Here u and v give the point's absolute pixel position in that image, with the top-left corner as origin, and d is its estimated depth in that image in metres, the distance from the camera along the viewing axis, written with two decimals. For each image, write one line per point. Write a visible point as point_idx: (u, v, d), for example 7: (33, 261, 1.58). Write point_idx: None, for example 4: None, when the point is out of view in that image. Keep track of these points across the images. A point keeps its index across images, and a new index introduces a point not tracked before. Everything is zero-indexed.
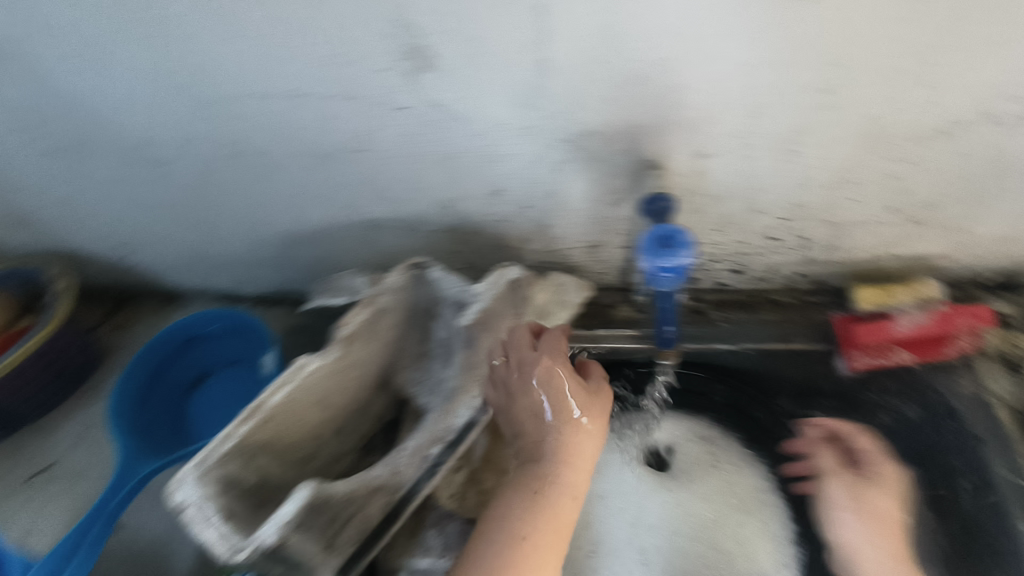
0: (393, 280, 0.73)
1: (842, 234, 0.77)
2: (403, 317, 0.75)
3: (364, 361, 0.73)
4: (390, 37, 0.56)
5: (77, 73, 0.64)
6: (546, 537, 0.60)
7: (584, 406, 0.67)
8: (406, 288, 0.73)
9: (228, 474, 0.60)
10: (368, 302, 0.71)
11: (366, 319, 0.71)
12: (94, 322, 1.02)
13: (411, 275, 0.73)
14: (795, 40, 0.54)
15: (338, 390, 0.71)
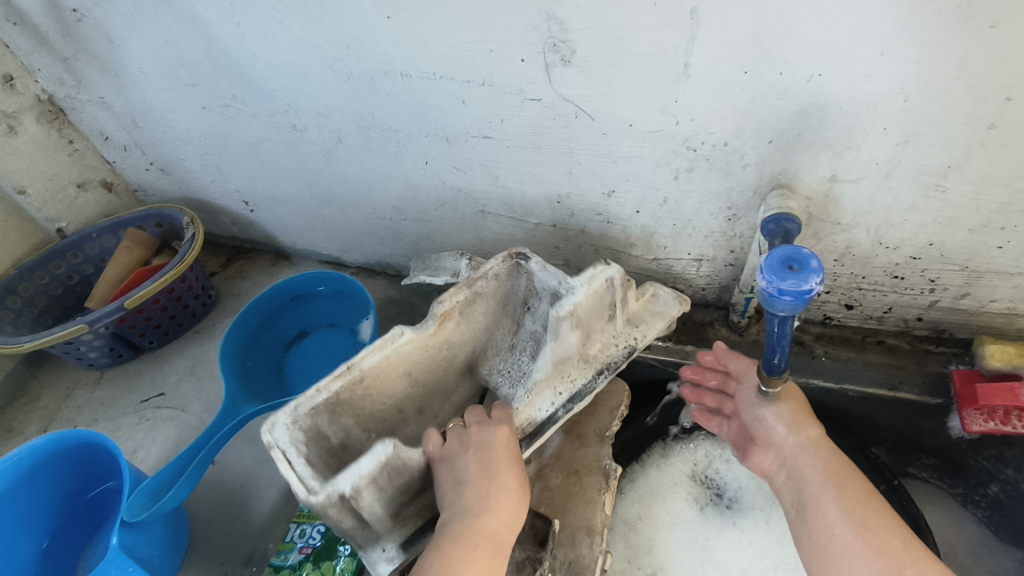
0: (496, 269, 0.71)
1: (978, 282, 0.71)
2: (496, 303, 0.73)
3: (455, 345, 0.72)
4: (536, 29, 0.57)
5: (243, 37, 0.69)
6: None
7: (506, 456, 0.61)
8: (505, 276, 0.72)
9: (317, 426, 0.60)
10: (468, 282, 0.70)
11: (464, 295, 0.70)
12: (212, 269, 1.10)
13: (514, 264, 0.72)
14: (965, 69, 0.50)
15: (427, 369, 0.71)
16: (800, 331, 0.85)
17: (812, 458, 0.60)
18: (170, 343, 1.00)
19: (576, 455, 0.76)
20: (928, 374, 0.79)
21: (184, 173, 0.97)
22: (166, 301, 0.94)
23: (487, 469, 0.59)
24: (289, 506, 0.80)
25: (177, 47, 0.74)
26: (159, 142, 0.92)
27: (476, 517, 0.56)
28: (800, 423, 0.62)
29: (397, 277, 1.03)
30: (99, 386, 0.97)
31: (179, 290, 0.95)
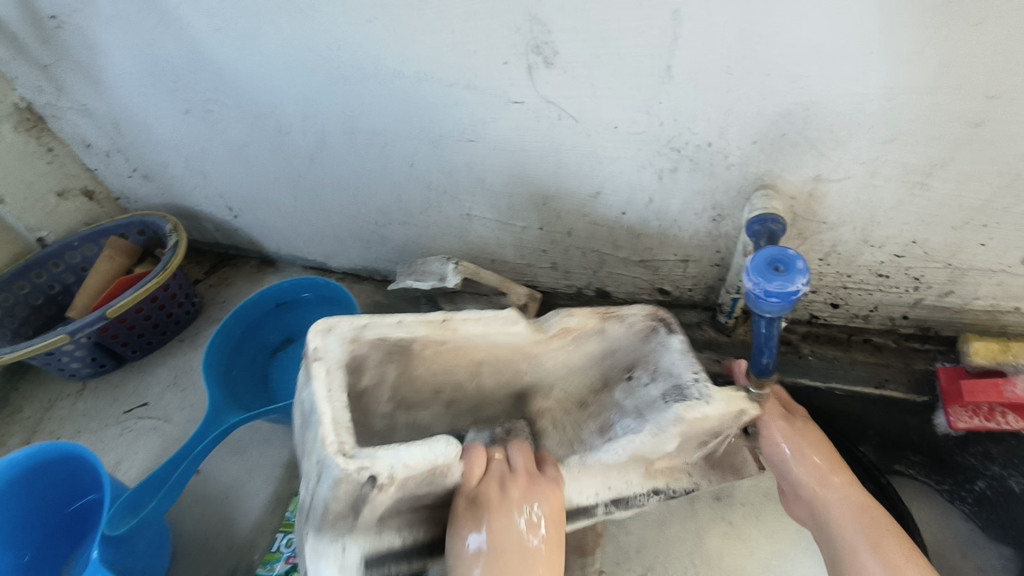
0: (639, 319, 0.61)
1: (962, 280, 0.71)
2: (599, 350, 0.64)
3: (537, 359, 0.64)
4: (519, 30, 0.57)
5: (225, 40, 0.69)
6: None
7: (547, 540, 0.51)
8: (640, 334, 0.62)
9: (365, 358, 0.55)
10: (608, 314, 0.61)
11: (596, 325, 0.61)
12: (196, 277, 1.09)
13: (654, 327, 0.61)
14: (946, 69, 0.51)
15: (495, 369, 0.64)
16: (787, 331, 0.85)
17: (845, 524, 0.56)
18: (153, 353, 0.99)
19: None
20: (914, 372, 0.80)
21: (167, 179, 0.96)
22: (149, 309, 0.93)
23: (521, 551, 0.50)
24: (275, 515, 0.79)
25: (159, 51, 0.73)
26: (142, 147, 0.91)
27: None
28: (828, 477, 0.59)
29: (384, 282, 1.03)
30: (82, 398, 0.95)
31: (162, 299, 0.94)
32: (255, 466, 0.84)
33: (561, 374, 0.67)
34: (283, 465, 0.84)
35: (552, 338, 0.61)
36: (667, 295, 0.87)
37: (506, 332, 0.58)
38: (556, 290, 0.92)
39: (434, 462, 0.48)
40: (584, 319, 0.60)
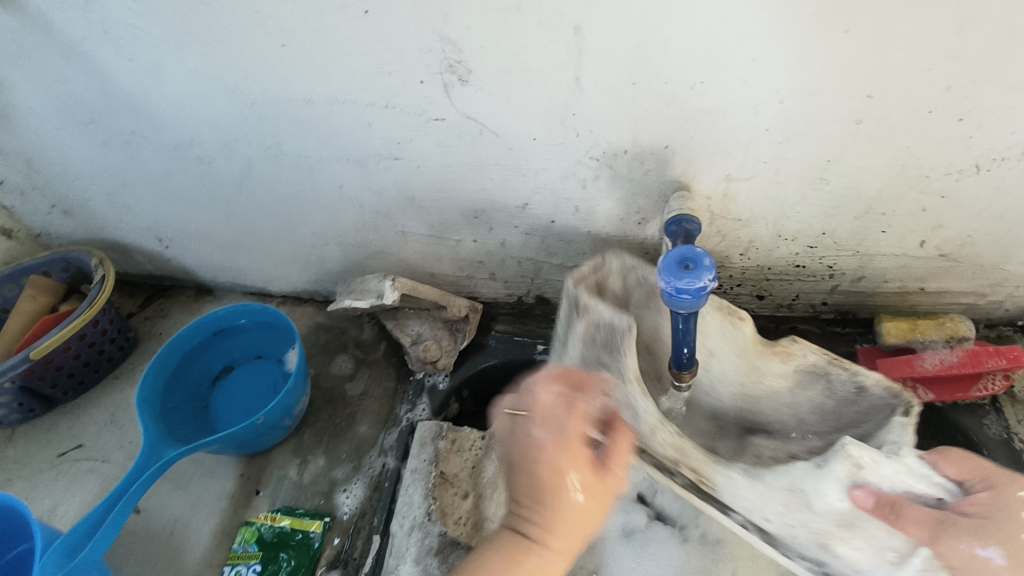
0: (867, 383, 0.61)
1: (870, 264, 0.76)
2: (836, 404, 0.64)
3: (763, 385, 0.67)
4: (431, 51, 0.58)
5: (134, 71, 0.68)
6: None
7: (568, 436, 0.51)
8: (872, 408, 0.61)
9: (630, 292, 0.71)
10: (834, 359, 0.63)
11: (817, 364, 0.63)
12: (129, 310, 1.06)
13: (891, 404, 0.59)
14: (828, 73, 0.54)
15: (721, 380, 0.70)
16: None
17: None
18: (86, 393, 0.95)
19: None
20: (837, 354, 0.84)
21: (90, 214, 0.93)
22: (78, 348, 0.90)
23: (550, 457, 0.50)
24: (222, 549, 0.78)
25: (68, 85, 0.71)
26: (59, 183, 0.88)
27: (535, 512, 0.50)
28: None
29: (326, 303, 1.02)
30: (12, 444, 0.91)
31: (92, 336, 0.91)
32: (200, 501, 0.82)
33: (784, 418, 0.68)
34: (227, 497, 0.82)
35: (773, 354, 0.64)
36: None
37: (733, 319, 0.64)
38: (497, 301, 0.94)
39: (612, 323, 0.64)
40: (810, 351, 0.64)
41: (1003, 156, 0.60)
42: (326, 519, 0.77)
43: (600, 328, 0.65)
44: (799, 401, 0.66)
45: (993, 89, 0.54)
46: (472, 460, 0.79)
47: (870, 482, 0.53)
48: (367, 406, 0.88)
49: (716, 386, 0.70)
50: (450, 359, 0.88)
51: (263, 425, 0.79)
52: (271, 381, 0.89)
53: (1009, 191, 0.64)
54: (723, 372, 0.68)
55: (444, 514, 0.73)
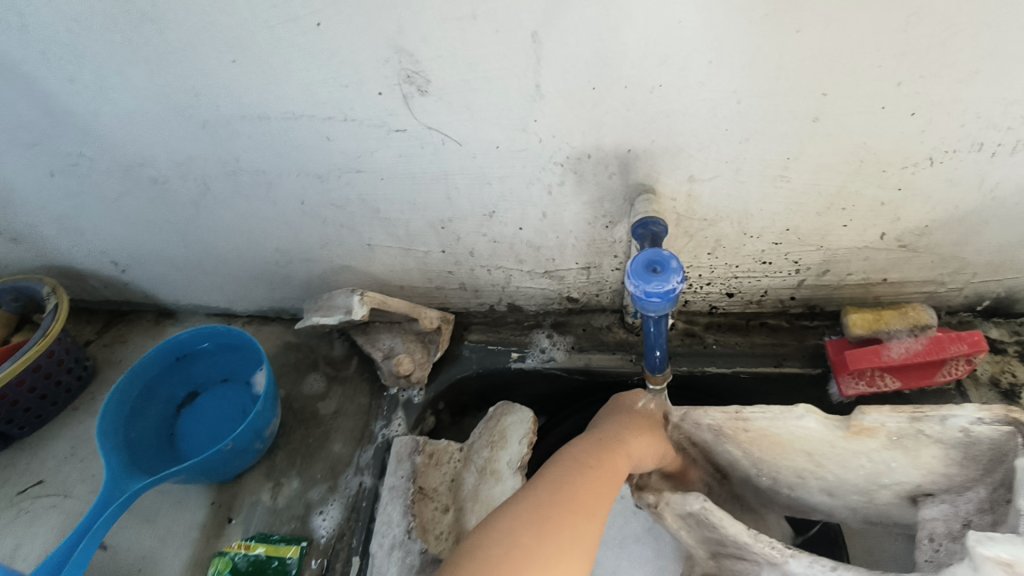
0: (968, 425, 0.58)
1: (834, 258, 0.77)
2: (961, 454, 0.60)
3: (874, 460, 0.64)
4: (388, 62, 0.57)
5: (80, 91, 0.65)
6: (605, 473, 0.57)
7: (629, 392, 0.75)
8: (999, 441, 0.57)
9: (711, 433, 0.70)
10: (916, 415, 0.60)
11: (907, 427, 0.61)
12: (86, 338, 1.02)
13: (1009, 434, 0.56)
14: (783, 73, 0.55)
15: (836, 463, 0.67)
16: (690, 322, 0.89)
17: None
18: (43, 427, 0.91)
19: (493, 493, 0.75)
20: (807, 347, 0.85)
21: (40, 240, 0.89)
22: (33, 380, 0.86)
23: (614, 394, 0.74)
24: None
25: (9, 108, 0.68)
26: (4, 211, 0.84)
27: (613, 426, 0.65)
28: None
29: (293, 321, 0.99)
30: None
31: (47, 367, 0.87)
32: (169, 533, 0.79)
33: (927, 481, 0.64)
34: (199, 528, 0.79)
35: (856, 434, 0.62)
36: (576, 302, 0.89)
37: (790, 420, 0.64)
38: (469, 309, 0.93)
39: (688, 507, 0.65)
40: (887, 418, 0.61)
41: (953, 149, 0.61)
42: (302, 543, 0.75)
43: (687, 516, 0.66)
44: (933, 466, 0.62)
45: (940, 84, 0.55)
46: (452, 473, 0.78)
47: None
48: (341, 424, 0.86)
49: (838, 470, 0.67)
50: (423, 372, 0.86)
51: (232, 451, 0.77)
52: (239, 405, 0.87)
53: (962, 183, 0.65)
54: (833, 459, 0.66)
55: (425, 529, 0.73)
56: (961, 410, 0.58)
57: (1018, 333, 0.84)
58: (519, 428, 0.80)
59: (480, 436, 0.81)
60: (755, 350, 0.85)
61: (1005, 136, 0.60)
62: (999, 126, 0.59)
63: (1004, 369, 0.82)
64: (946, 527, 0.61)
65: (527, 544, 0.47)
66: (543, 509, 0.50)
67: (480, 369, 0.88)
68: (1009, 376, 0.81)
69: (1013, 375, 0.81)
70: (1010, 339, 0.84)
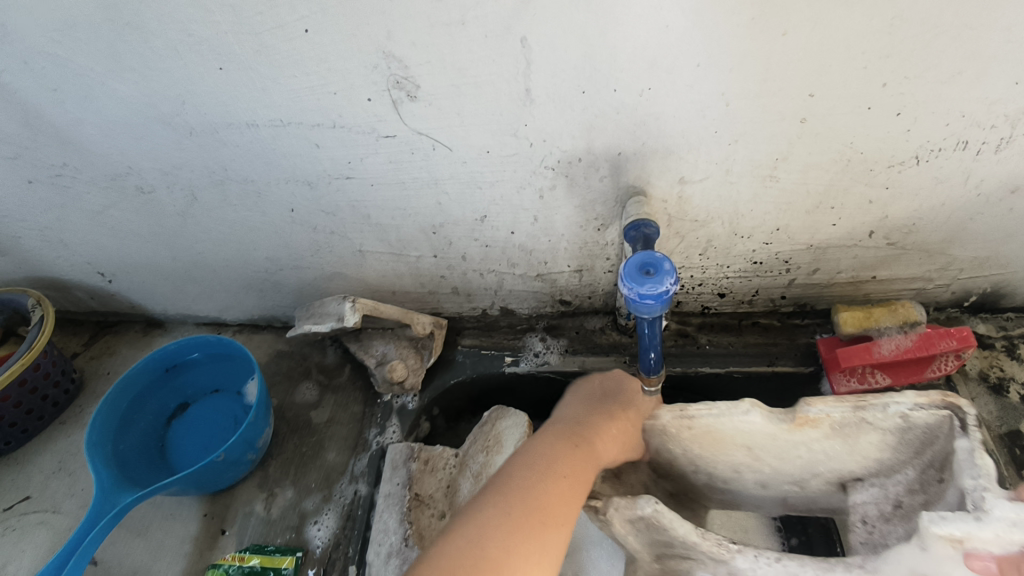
0: (909, 411, 0.59)
1: (824, 257, 0.78)
2: (897, 437, 0.61)
3: (814, 448, 0.64)
4: (376, 68, 0.57)
5: (62, 101, 0.64)
6: (573, 485, 0.57)
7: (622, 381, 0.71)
8: (933, 425, 0.59)
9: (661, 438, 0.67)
10: (859, 404, 0.61)
11: (851, 415, 0.61)
12: (73, 350, 1.00)
13: (943, 417, 0.58)
14: (770, 75, 0.55)
15: (792, 460, 0.67)
16: (683, 322, 0.90)
17: None
18: (30, 442, 0.90)
19: None
20: (799, 345, 0.86)
21: (23, 252, 0.88)
22: (19, 395, 0.84)
23: (607, 387, 0.70)
24: None
25: None
26: None
27: (592, 429, 0.63)
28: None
29: (284, 329, 0.99)
30: None
31: (33, 380, 0.86)
32: (161, 546, 0.78)
33: (858, 466, 0.65)
34: (191, 540, 0.78)
35: (800, 426, 0.62)
36: (569, 305, 0.89)
37: (736, 416, 0.63)
38: (462, 314, 0.92)
39: (640, 512, 0.61)
40: (831, 408, 0.61)
41: (939, 147, 0.62)
42: (298, 553, 0.74)
43: (635, 521, 0.62)
44: (868, 448, 0.63)
45: (923, 84, 0.56)
46: (447, 480, 0.77)
47: (977, 547, 0.50)
48: (335, 432, 0.86)
49: (793, 463, 0.67)
50: (417, 378, 0.86)
51: (224, 462, 0.76)
52: (231, 415, 0.86)
53: (948, 180, 0.66)
54: (774, 450, 0.65)
55: (421, 536, 0.72)
56: (901, 398, 0.60)
57: (1004, 328, 0.86)
58: (515, 432, 0.80)
59: (475, 442, 0.81)
60: (747, 349, 0.86)
61: (989, 135, 0.61)
62: (983, 125, 0.60)
63: (992, 364, 0.83)
64: (878, 508, 0.64)
65: (496, 555, 0.50)
66: (512, 530, 0.51)
67: (474, 373, 0.88)
68: (997, 370, 0.82)
69: (1001, 370, 0.82)
70: (997, 334, 0.85)
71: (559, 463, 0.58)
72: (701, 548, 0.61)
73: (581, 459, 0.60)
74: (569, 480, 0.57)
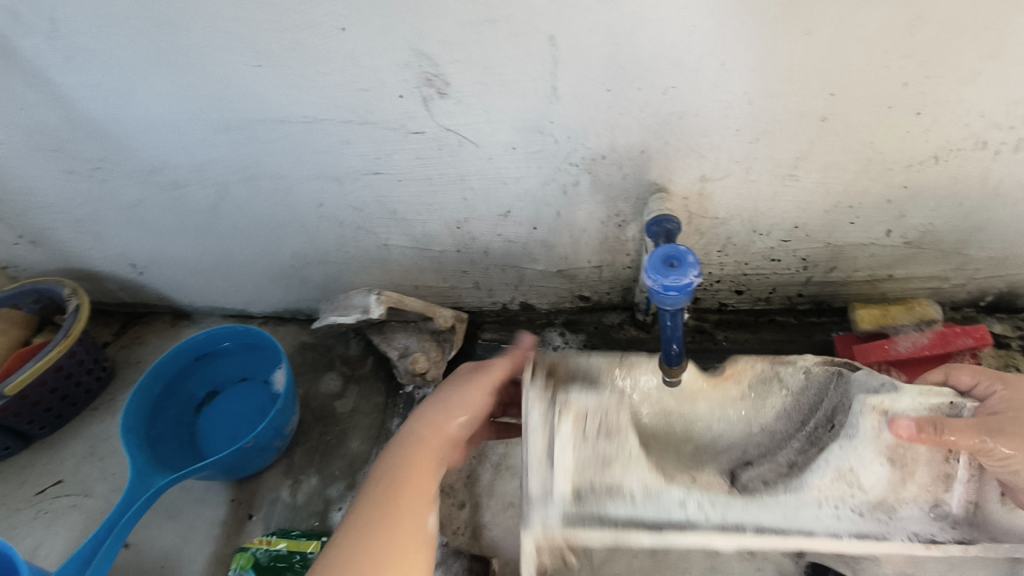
0: (809, 366, 0.60)
1: (841, 255, 0.79)
2: (795, 402, 0.61)
3: (721, 419, 0.63)
4: (408, 66, 0.59)
5: (104, 95, 0.66)
6: (409, 504, 0.52)
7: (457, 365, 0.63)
8: (821, 383, 0.59)
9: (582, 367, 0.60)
10: (776, 361, 0.61)
11: (766, 367, 0.61)
12: (105, 339, 1.04)
13: (835, 372, 0.59)
14: (790, 74, 0.57)
15: None
16: (700, 319, 0.91)
17: None
18: (63, 427, 0.92)
19: (510, 487, 0.77)
20: (815, 343, 0.87)
21: (59, 243, 0.91)
22: (55, 381, 0.87)
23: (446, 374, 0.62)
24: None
25: (34, 112, 0.69)
26: (26, 215, 0.85)
27: (427, 427, 0.56)
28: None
29: (308, 322, 1.01)
30: None
31: (68, 367, 0.88)
32: (191, 529, 0.80)
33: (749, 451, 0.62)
34: (220, 524, 0.80)
35: (725, 379, 0.62)
36: (588, 301, 0.91)
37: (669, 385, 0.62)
38: (482, 309, 0.94)
39: (602, 402, 0.51)
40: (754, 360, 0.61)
41: (958, 147, 0.63)
42: (324, 538, 0.76)
43: (593, 411, 0.51)
44: (763, 414, 0.62)
45: (942, 85, 0.57)
46: (467, 470, 0.79)
47: (898, 414, 0.51)
48: (358, 422, 0.88)
49: None
50: (438, 370, 0.88)
51: (253, 449, 0.78)
52: (257, 405, 0.88)
53: (965, 181, 0.67)
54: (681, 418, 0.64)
55: (444, 525, 0.75)
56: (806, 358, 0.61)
57: (1021, 328, 0.86)
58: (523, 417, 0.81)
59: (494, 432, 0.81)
60: (763, 346, 0.88)
61: (1008, 135, 0.62)
62: (1002, 125, 0.61)
63: (1009, 363, 0.83)
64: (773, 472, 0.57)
65: None
66: None
67: None
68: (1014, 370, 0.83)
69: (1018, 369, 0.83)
70: (1014, 334, 0.86)
71: (392, 485, 0.52)
72: (643, 468, 0.51)
73: (413, 466, 0.54)
74: (408, 499, 0.52)
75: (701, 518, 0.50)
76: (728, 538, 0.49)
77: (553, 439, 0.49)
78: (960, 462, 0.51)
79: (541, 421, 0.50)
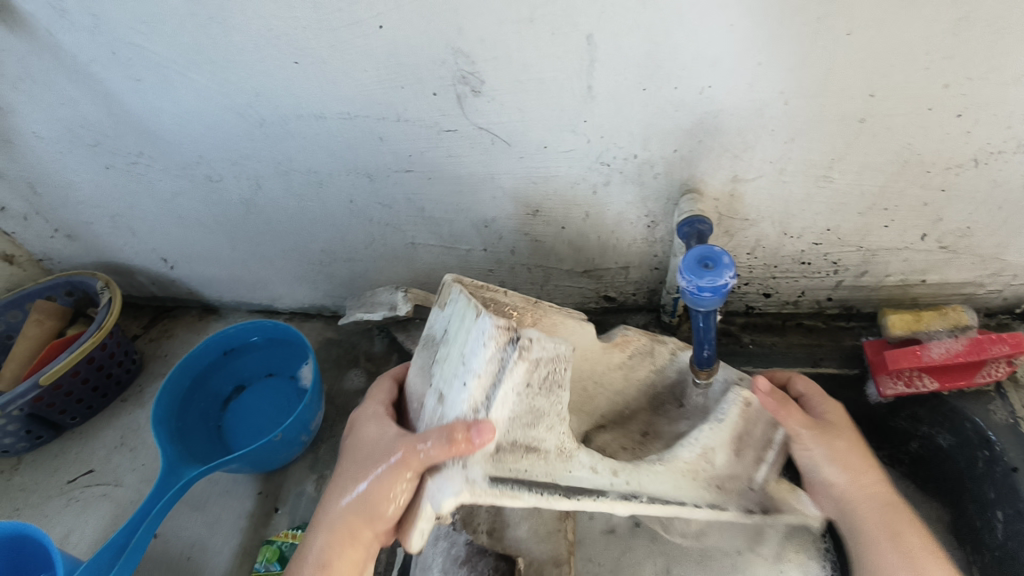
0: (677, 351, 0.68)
1: (874, 259, 0.78)
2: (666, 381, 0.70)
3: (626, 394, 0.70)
4: (444, 63, 0.59)
5: (144, 92, 0.68)
6: None
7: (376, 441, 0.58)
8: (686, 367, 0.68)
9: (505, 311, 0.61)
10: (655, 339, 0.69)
11: (648, 343, 0.68)
12: (134, 332, 1.05)
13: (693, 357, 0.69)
14: (829, 73, 0.56)
15: None
16: (727, 322, 0.91)
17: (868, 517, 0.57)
18: (94, 417, 0.94)
19: None
20: (844, 348, 0.86)
21: (93, 237, 0.92)
22: (87, 371, 0.88)
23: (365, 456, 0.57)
24: (242, 569, 0.77)
25: (76, 108, 0.71)
26: (63, 208, 0.87)
27: (346, 539, 0.55)
28: (901, 534, 0.56)
29: (333, 318, 1.02)
30: (19, 473, 0.89)
31: (100, 359, 0.90)
32: (217, 520, 0.81)
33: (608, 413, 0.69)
34: (246, 516, 0.81)
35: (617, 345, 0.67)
36: (613, 302, 0.91)
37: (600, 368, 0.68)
38: None
39: (555, 351, 0.54)
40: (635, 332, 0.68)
41: (1000, 150, 0.62)
42: None
43: (541, 367, 0.53)
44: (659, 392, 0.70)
45: (987, 86, 0.56)
46: None
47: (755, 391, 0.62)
48: None
49: None
50: None
51: (281, 442, 0.79)
52: (282, 399, 0.89)
53: (1005, 184, 0.66)
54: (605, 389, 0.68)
55: (465, 521, 0.72)
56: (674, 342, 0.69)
57: None
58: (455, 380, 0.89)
59: None
60: (791, 350, 0.87)
61: None
62: None
63: None
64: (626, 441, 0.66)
65: None
66: None
67: None
68: None
69: None
70: None
71: None
72: (565, 430, 0.57)
73: None
74: None
75: (606, 485, 0.56)
76: (628, 505, 0.55)
77: (503, 379, 0.51)
78: (775, 450, 0.62)
79: (502, 364, 0.51)
